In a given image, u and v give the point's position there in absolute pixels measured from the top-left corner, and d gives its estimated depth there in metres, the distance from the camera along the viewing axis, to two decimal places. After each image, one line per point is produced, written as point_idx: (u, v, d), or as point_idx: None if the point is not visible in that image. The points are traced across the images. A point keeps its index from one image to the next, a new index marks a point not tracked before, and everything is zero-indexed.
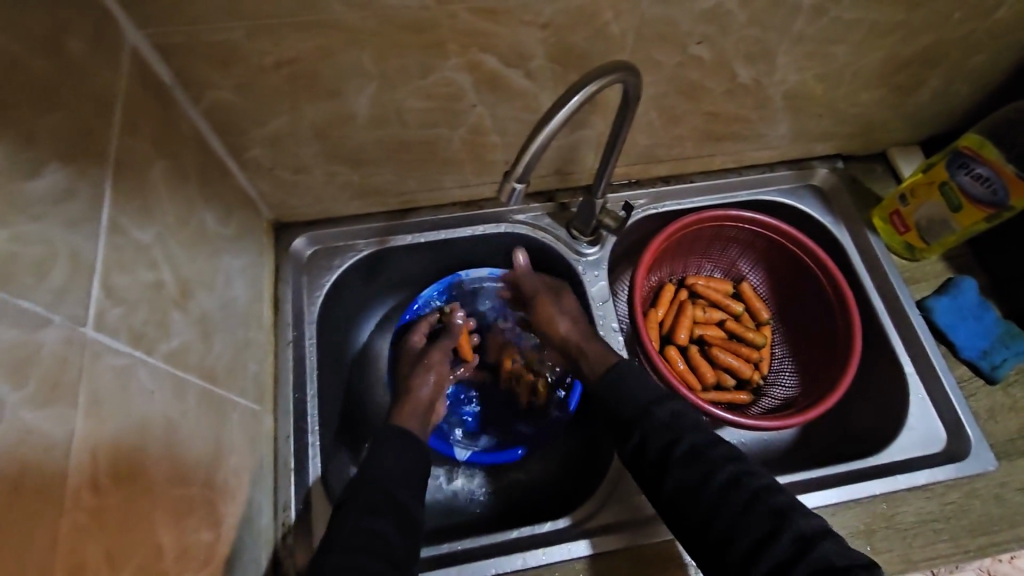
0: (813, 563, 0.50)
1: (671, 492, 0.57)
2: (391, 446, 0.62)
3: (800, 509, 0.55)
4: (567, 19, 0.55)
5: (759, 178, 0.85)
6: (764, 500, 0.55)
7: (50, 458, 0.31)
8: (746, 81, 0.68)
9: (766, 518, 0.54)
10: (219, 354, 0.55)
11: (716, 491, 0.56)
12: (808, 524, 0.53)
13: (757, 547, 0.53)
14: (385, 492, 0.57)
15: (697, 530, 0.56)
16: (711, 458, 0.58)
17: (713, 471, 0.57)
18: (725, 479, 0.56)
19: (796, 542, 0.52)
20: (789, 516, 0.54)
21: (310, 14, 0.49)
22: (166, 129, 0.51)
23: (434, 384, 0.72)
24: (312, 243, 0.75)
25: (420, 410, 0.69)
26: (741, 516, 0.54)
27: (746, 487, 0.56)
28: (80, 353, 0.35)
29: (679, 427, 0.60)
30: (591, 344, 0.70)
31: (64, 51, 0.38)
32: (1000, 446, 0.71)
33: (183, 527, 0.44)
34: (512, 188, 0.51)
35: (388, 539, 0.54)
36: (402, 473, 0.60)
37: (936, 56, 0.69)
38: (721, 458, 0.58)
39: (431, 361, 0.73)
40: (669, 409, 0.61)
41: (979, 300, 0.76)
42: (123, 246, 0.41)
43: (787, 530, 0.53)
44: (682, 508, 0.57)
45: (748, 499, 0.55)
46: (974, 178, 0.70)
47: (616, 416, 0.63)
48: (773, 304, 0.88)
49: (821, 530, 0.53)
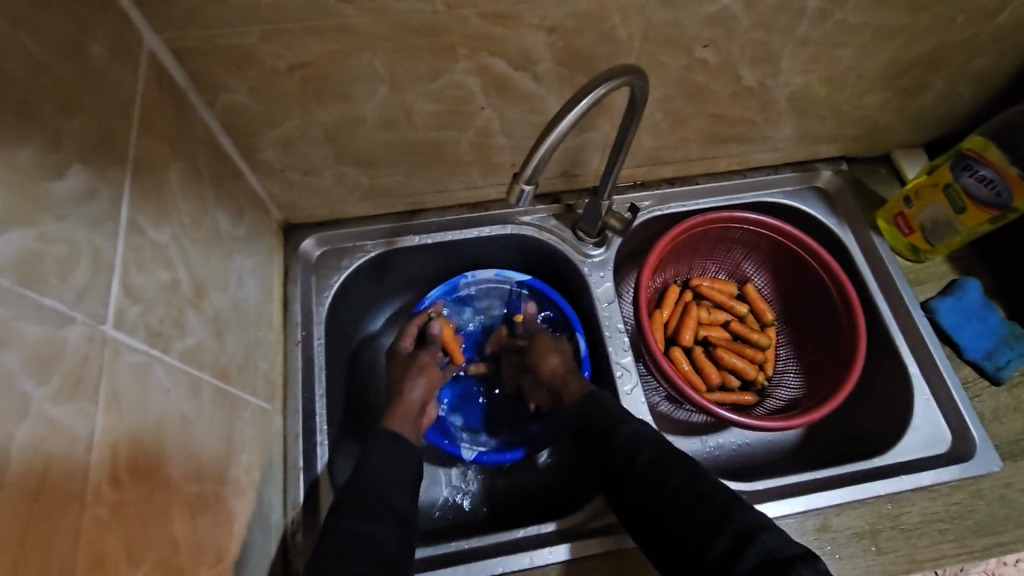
0: (752, 558, 0.50)
1: (624, 498, 0.59)
2: (384, 450, 0.63)
3: (746, 506, 0.55)
4: (575, 23, 0.55)
5: (764, 181, 0.85)
6: (708, 498, 0.55)
7: (74, 453, 0.32)
8: (751, 83, 0.68)
9: (709, 516, 0.54)
10: (232, 353, 0.56)
11: (662, 493, 0.57)
12: (751, 519, 0.53)
13: (702, 545, 0.53)
14: (378, 496, 0.58)
15: (649, 533, 0.57)
16: (658, 462, 0.59)
17: (660, 474, 0.58)
18: (671, 481, 0.57)
19: (738, 537, 0.52)
20: (732, 512, 0.54)
21: (323, 18, 0.50)
22: (181, 132, 0.52)
23: (425, 386, 0.72)
24: (321, 244, 0.76)
25: (411, 415, 0.69)
26: (686, 516, 0.55)
27: (691, 487, 0.56)
28: (101, 350, 0.36)
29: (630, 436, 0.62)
30: (574, 378, 0.71)
31: (86, 55, 0.39)
32: (1005, 447, 0.71)
33: (197, 523, 0.45)
34: (520, 190, 0.51)
35: (384, 544, 0.54)
36: (392, 477, 0.60)
37: (940, 59, 0.70)
38: (670, 462, 0.59)
39: (421, 364, 0.73)
40: (634, 427, 0.62)
41: (983, 302, 0.76)
42: (140, 245, 0.42)
43: (729, 527, 0.53)
44: (635, 513, 0.58)
45: (692, 499, 0.56)
46: (977, 180, 0.70)
47: (578, 431, 0.66)
48: (778, 305, 0.88)
49: (768, 526, 0.53)
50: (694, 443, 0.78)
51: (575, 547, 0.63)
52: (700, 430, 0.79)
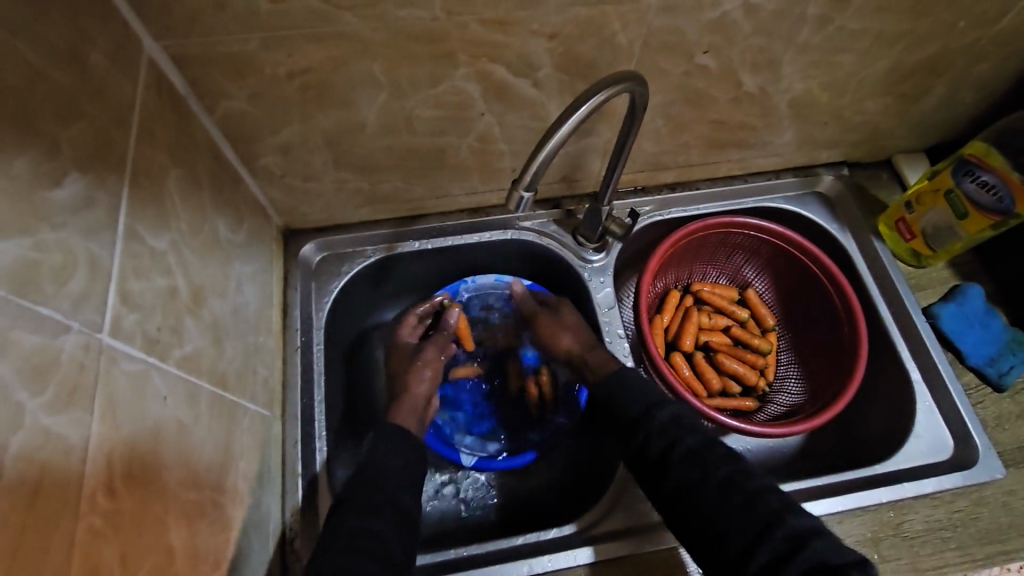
0: (805, 562, 0.50)
1: (668, 491, 0.58)
2: (389, 450, 0.62)
3: (795, 510, 0.55)
4: (576, 29, 0.55)
5: (765, 186, 0.85)
6: (758, 501, 0.55)
7: (69, 463, 0.32)
8: (752, 89, 0.68)
9: (761, 519, 0.54)
10: (231, 359, 0.56)
11: (711, 491, 0.56)
12: (804, 524, 0.53)
13: (752, 546, 0.53)
14: (386, 495, 0.57)
15: (693, 529, 0.56)
16: (708, 459, 0.58)
17: (710, 472, 0.57)
18: (721, 480, 0.57)
19: (789, 542, 0.52)
20: (784, 516, 0.54)
21: (323, 25, 0.50)
22: (181, 139, 0.52)
23: (431, 380, 0.73)
24: (321, 249, 0.75)
25: (418, 409, 0.70)
26: (736, 516, 0.55)
27: (739, 488, 0.56)
28: (98, 359, 0.36)
29: (680, 429, 0.61)
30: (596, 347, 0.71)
31: (84, 63, 0.39)
32: (1008, 454, 0.70)
33: (193, 531, 0.45)
34: (520, 197, 0.51)
35: (386, 540, 0.54)
36: (400, 478, 0.60)
37: (942, 65, 0.70)
38: (719, 460, 0.58)
39: (426, 358, 0.74)
40: (670, 412, 0.62)
41: (986, 308, 0.76)
42: (139, 252, 0.42)
43: (781, 530, 0.53)
44: (680, 506, 0.57)
45: (743, 500, 0.55)
46: (979, 186, 0.70)
47: (619, 417, 0.64)
48: (779, 311, 0.88)
49: (817, 532, 0.53)
50: None
51: (574, 555, 0.62)
52: None
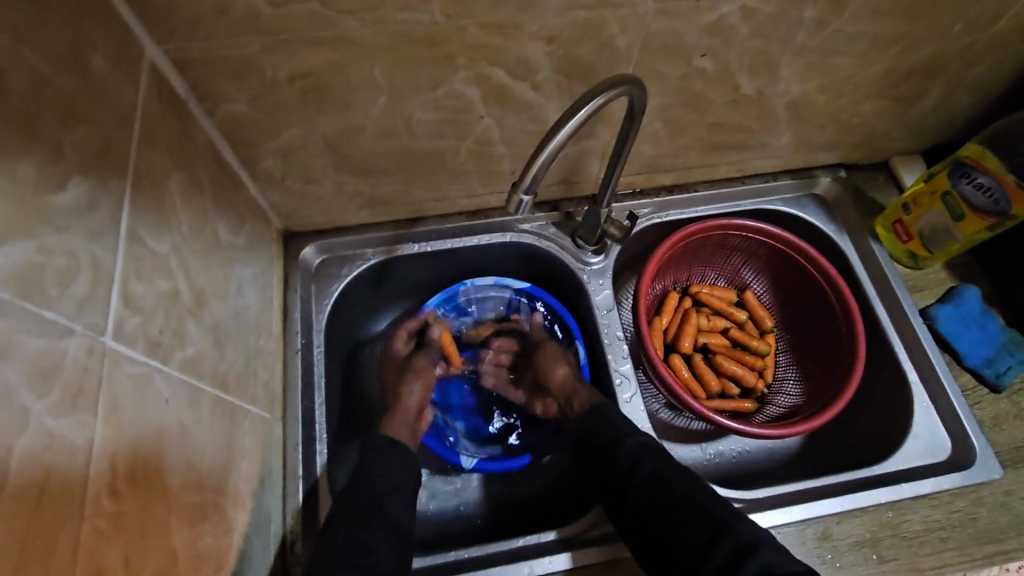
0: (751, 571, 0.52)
1: (625, 503, 0.60)
2: (380, 458, 0.62)
3: (749, 521, 0.56)
4: (575, 33, 0.56)
5: (763, 188, 0.85)
6: (712, 510, 0.57)
7: (74, 464, 0.32)
8: (749, 92, 0.69)
9: (714, 528, 0.56)
10: (231, 361, 0.56)
11: (667, 502, 0.58)
12: (751, 533, 0.55)
13: (705, 554, 0.55)
14: (375, 505, 0.57)
15: (649, 539, 0.58)
16: (665, 471, 0.60)
17: (665, 484, 0.59)
18: (677, 491, 0.58)
19: (736, 551, 0.54)
20: (736, 526, 0.55)
21: (324, 29, 0.51)
22: (182, 142, 0.52)
23: (422, 391, 0.73)
24: (321, 252, 0.76)
25: (410, 420, 0.70)
26: (690, 525, 0.56)
27: (694, 498, 0.58)
28: (101, 361, 0.36)
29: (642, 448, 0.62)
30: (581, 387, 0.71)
31: (87, 67, 0.39)
32: (1006, 454, 0.71)
33: (195, 534, 0.45)
34: (519, 200, 0.52)
35: (375, 554, 0.54)
36: (391, 486, 0.60)
37: (937, 68, 0.71)
38: (675, 472, 0.60)
39: (416, 370, 0.74)
40: (639, 439, 0.63)
41: (982, 309, 0.76)
42: (141, 255, 0.42)
43: (732, 539, 0.54)
44: (637, 517, 0.59)
45: (698, 510, 0.57)
46: (975, 188, 0.71)
47: (588, 438, 0.65)
48: (777, 312, 0.89)
49: (764, 540, 0.55)
50: (693, 450, 0.78)
51: (573, 556, 0.63)
52: (700, 438, 0.79)
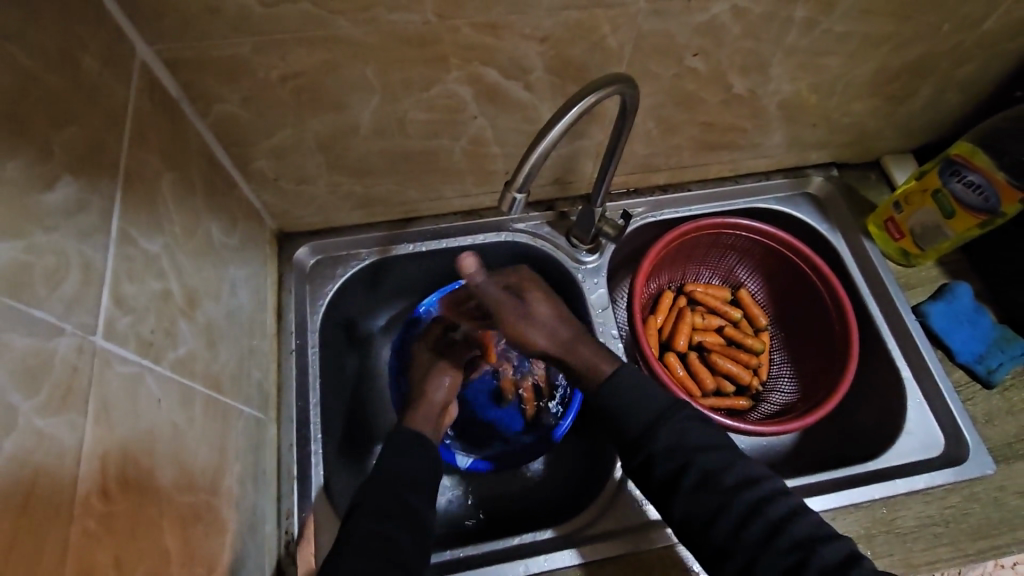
0: None
1: (688, 522, 0.57)
2: (400, 450, 0.61)
3: (820, 536, 0.55)
4: (567, 33, 0.56)
5: (756, 187, 0.86)
6: (783, 532, 0.54)
7: (63, 465, 0.32)
8: (741, 91, 0.69)
9: (787, 552, 0.54)
10: (225, 362, 0.56)
11: (734, 522, 0.55)
12: (831, 552, 0.53)
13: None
14: (398, 497, 0.57)
15: (715, 559, 0.56)
16: (728, 487, 0.57)
17: (729, 503, 0.56)
18: (744, 509, 0.56)
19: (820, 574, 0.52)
20: (810, 548, 0.53)
21: (316, 29, 0.51)
22: (174, 144, 0.52)
23: (450, 386, 0.70)
24: (315, 252, 0.76)
25: (433, 416, 0.68)
26: (762, 548, 0.54)
27: (762, 518, 0.55)
28: (91, 361, 0.36)
29: (692, 451, 0.59)
30: (581, 342, 0.66)
31: (77, 67, 0.39)
32: (998, 450, 0.71)
33: (187, 536, 0.45)
34: (512, 199, 0.51)
35: (399, 543, 0.54)
36: (412, 478, 0.59)
37: (927, 67, 0.71)
38: (738, 486, 0.57)
39: (448, 364, 0.72)
40: (672, 430, 0.60)
41: (975, 305, 0.77)
42: (132, 255, 0.42)
43: (809, 563, 0.52)
44: (700, 536, 0.57)
45: (769, 531, 0.54)
46: (966, 186, 0.71)
47: (623, 439, 0.61)
48: (771, 310, 0.89)
49: (840, 557, 0.53)
50: None
51: (570, 554, 0.62)
52: None
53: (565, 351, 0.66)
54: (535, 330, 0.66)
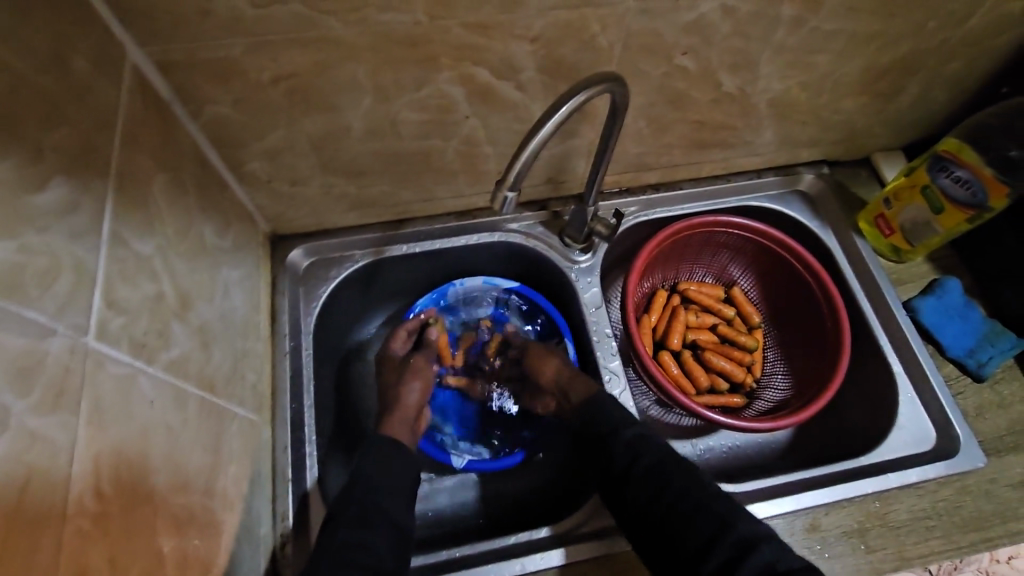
0: (752, 568, 0.52)
1: (626, 503, 0.60)
2: (382, 457, 0.62)
3: (745, 515, 0.56)
4: (556, 33, 0.56)
5: (747, 185, 0.86)
6: (710, 507, 0.57)
7: (56, 464, 0.32)
8: (731, 90, 0.70)
9: (711, 525, 0.55)
10: (218, 364, 0.56)
11: (666, 499, 0.58)
12: (752, 530, 0.55)
13: (703, 552, 0.54)
14: (378, 506, 0.57)
15: (649, 537, 0.58)
16: (665, 469, 0.60)
17: (664, 483, 0.59)
18: (676, 488, 0.58)
19: (737, 548, 0.53)
20: (733, 521, 0.55)
21: (306, 30, 0.51)
22: (166, 146, 0.52)
23: (421, 391, 0.72)
24: (309, 254, 0.76)
25: (409, 422, 0.69)
26: (689, 523, 0.56)
27: (689, 496, 0.58)
28: (84, 362, 0.36)
29: (637, 441, 0.63)
30: (575, 384, 0.70)
31: (66, 67, 0.39)
32: (990, 443, 0.72)
33: (182, 537, 0.45)
34: (504, 197, 0.52)
35: (377, 553, 0.54)
36: (392, 486, 0.60)
37: (914, 65, 0.72)
38: (674, 470, 0.60)
39: (416, 368, 0.73)
40: (635, 430, 0.63)
41: (964, 300, 0.78)
42: (124, 256, 0.42)
43: (730, 534, 0.54)
44: (637, 515, 0.59)
45: (695, 507, 0.57)
46: (954, 181, 0.72)
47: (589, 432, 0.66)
48: (764, 308, 0.90)
49: (763, 536, 0.55)
50: (684, 446, 0.78)
51: (567, 552, 0.63)
52: (691, 434, 0.79)
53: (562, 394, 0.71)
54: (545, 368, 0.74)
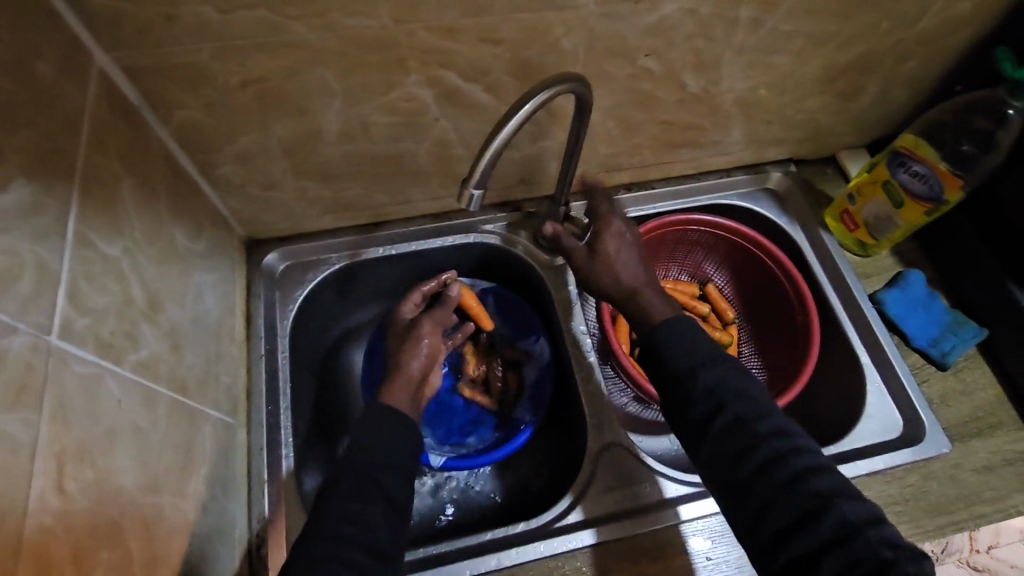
0: (852, 551, 0.46)
1: (710, 462, 0.54)
2: (383, 427, 0.58)
3: (846, 492, 0.49)
4: (520, 36, 0.58)
5: (717, 184, 0.89)
6: (808, 480, 0.50)
7: (16, 460, 0.32)
8: (695, 91, 0.72)
9: (806, 502, 0.49)
10: (190, 365, 0.56)
11: (759, 465, 0.51)
12: (857, 511, 0.48)
13: (792, 530, 0.48)
14: (378, 481, 0.54)
15: (731, 501, 0.52)
16: (759, 431, 0.53)
17: (755, 448, 0.52)
18: (769, 456, 0.51)
19: (838, 528, 0.47)
20: (831, 501, 0.48)
21: (273, 34, 0.52)
22: (135, 150, 0.53)
23: (425, 358, 0.67)
24: (285, 258, 0.76)
25: (410, 387, 0.64)
26: (777, 496, 0.50)
27: (789, 465, 0.51)
28: (46, 360, 0.36)
29: (728, 396, 0.54)
30: (650, 291, 0.65)
31: (31, 73, 0.40)
32: (954, 429, 0.74)
33: (151, 534, 0.45)
34: (470, 195, 0.53)
35: (370, 525, 0.52)
36: (391, 456, 0.56)
37: (870, 65, 0.75)
38: (768, 434, 0.52)
39: (422, 331, 0.69)
40: (713, 374, 0.56)
41: (928, 291, 0.80)
42: (90, 257, 0.43)
43: (827, 516, 0.48)
44: (723, 476, 0.53)
45: (791, 479, 0.50)
46: (913, 176, 0.75)
47: (663, 376, 0.57)
48: (738, 304, 0.91)
49: (871, 519, 0.48)
50: (661, 441, 0.76)
51: (541, 545, 0.63)
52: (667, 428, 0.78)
53: (628, 297, 0.65)
54: (616, 266, 0.66)
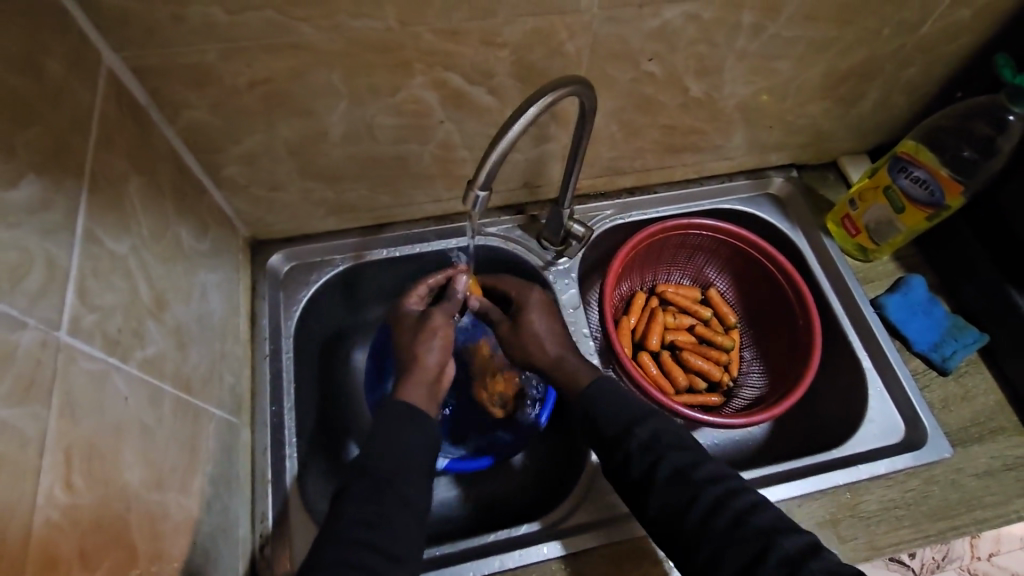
0: None
1: (659, 519, 0.57)
2: (402, 427, 0.58)
3: (786, 528, 0.53)
4: (525, 39, 0.58)
5: (719, 188, 0.89)
6: (748, 521, 0.53)
7: (25, 454, 0.33)
8: (697, 95, 0.72)
9: (752, 541, 0.52)
10: (195, 364, 0.56)
11: (702, 515, 0.54)
12: (797, 544, 0.52)
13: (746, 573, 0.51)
14: (393, 483, 0.54)
15: (684, 557, 0.55)
16: (697, 480, 0.56)
17: (698, 495, 0.55)
18: (709, 504, 0.55)
19: (785, 564, 0.50)
20: (773, 537, 0.52)
21: (281, 36, 0.52)
22: (143, 150, 0.53)
23: (440, 350, 0.66)
24: (288, 259, 0.76)
25: (426, 381, 0.64)
26: (725, 541, 0.53)
27: (729, 508, 0.54)
28: (55, 356, 0.37)
29: (664, 448, 0.59)
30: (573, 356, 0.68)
31: (42, 71, 0.40)
32: (956, 434, 0.74)
33: (156, 532, 0.45)
34: (475, 197, 0.53)
35: (396, 527, 0.53)
36: (413, 460, 0.57)
37: (871, 71, 0.75)
38: (706, 481, 0.56)
39: (435, 324, 0.68)
40: (651, 428, 0.60)
41: (929, 296, 0.80)
42: (98, 254, 0.43)
43: (773, 551, 0.51)
44: (672, 531, 0.56)
45: (733, 522, 0.53)
46: (913, 181, 0.75)
47: (599, 438, 0.62)
48: (739, 309, 0.91)
49: (813, 551, 0.51)
50: None
51: (549, 547, 0.63)
52: None
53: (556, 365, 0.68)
54: (539, 340, 0.69)
